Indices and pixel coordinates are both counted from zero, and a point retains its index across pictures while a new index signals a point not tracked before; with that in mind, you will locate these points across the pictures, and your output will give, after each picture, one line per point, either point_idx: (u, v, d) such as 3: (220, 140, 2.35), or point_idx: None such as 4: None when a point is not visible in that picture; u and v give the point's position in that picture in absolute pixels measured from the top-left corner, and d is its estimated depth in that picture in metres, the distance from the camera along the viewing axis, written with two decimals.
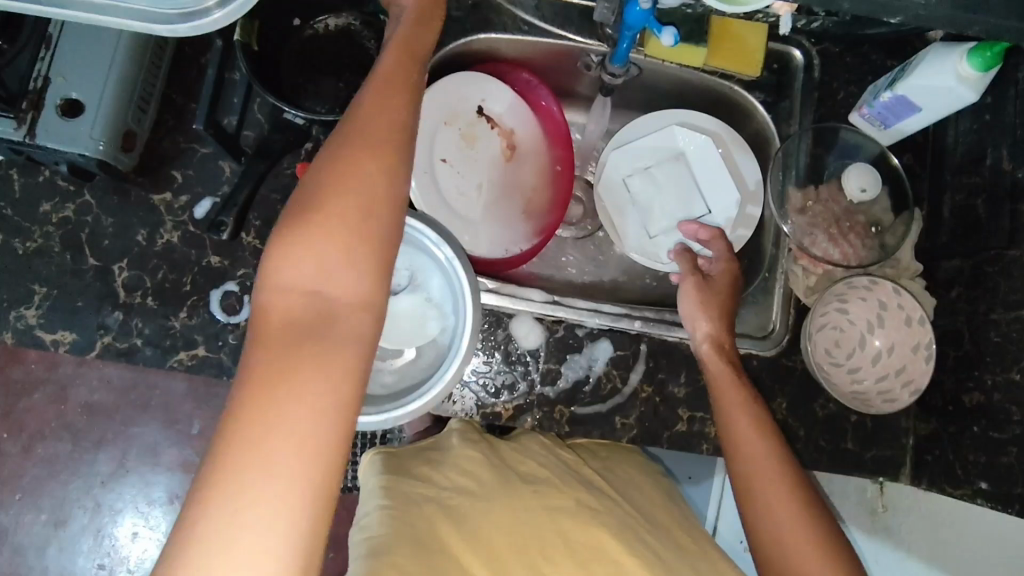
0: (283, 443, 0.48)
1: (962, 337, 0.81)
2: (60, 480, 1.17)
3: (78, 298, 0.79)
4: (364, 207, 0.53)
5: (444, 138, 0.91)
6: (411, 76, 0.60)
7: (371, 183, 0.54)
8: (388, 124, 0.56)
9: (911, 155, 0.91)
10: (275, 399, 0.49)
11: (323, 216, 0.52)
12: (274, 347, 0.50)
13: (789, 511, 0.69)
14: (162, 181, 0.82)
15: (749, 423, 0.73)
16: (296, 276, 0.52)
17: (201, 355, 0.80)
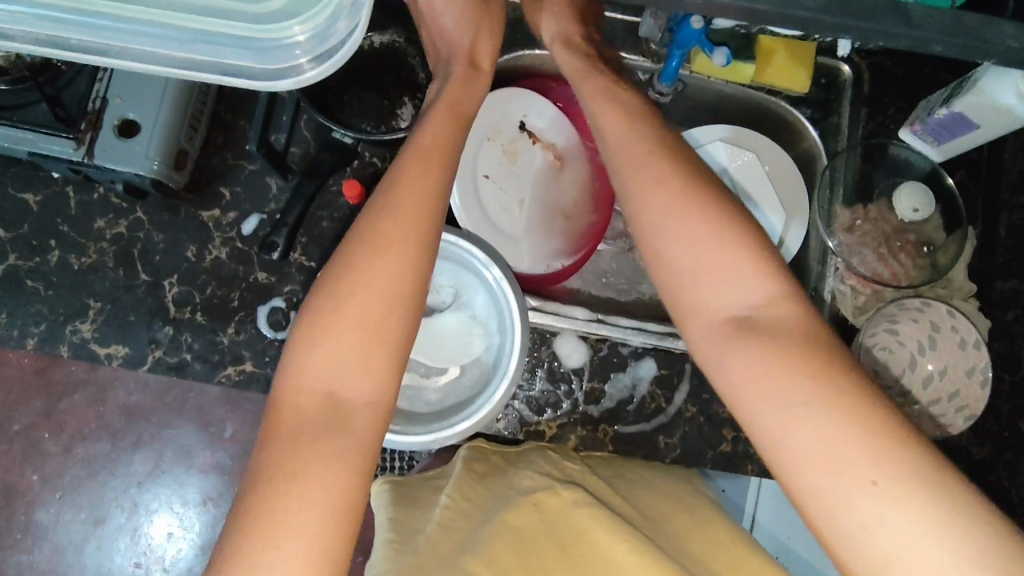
0: (292, 535, 0.49)
1: (1019, 361, 0.79)
2: (99, 480, 1.19)
3: (130, 313, 0.81)
4: (378, 303, 0.56)
5: (486, 155, 0.90)
6: (449, 151, 0.63)
7: (384, 278, 0.56)
8: (410, 213, 0.59)
9: (964, 172, 0.89)
10: (282, 493, 0.50)
11: (337, 318, 0.55)
12: (289, 439, 0.52)
13: (737, 258, 0.56)
14: (211, 197, 0.84)
15: (725, 285, 0.57)
16: (312, 373, 0.55)
17: (248, 371, 0.82)
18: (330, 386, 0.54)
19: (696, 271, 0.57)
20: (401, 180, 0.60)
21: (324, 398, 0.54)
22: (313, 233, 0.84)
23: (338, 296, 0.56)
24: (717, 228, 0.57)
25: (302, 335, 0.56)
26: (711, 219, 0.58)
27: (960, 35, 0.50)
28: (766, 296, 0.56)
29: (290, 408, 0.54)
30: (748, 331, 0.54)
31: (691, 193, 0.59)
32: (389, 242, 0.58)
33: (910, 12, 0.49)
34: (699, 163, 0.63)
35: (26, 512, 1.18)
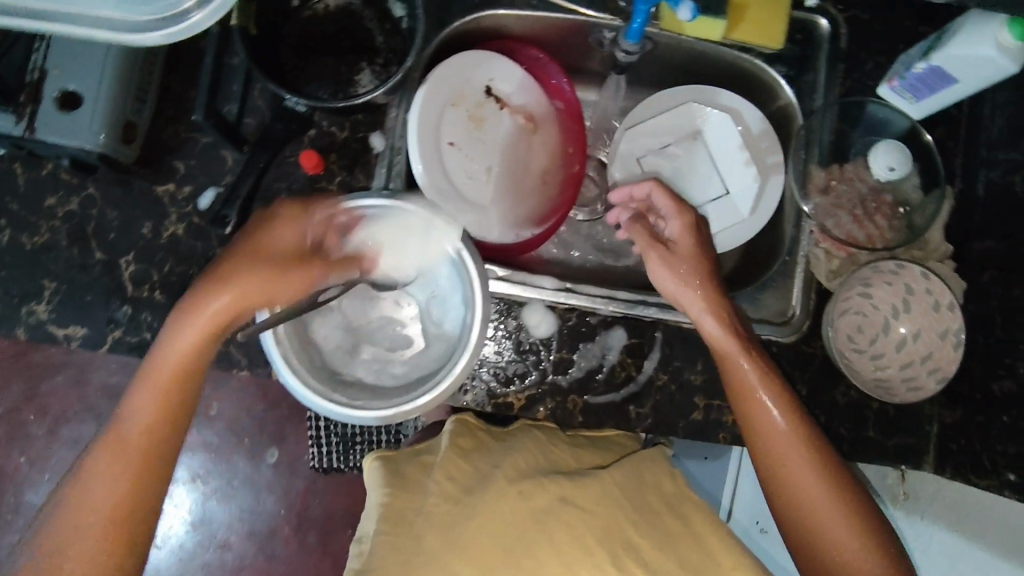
0: (133, 506, 0.66)
1: (993, 322, 0.78)
2: None
3: (86, 293, 0.80)
4: (193, 346, 0.67)
5: (451, 121, 0.87)
6: (295, 246, 0.70)
7: (185, 341, 0.66)
8: (236, 304, 0.67)
9: (943, 129, 0.86)
10: (108, 479, 0.65)
11: (179, 373, 0.67)
12: (128, 444, 0.66)
13: (839, 516, 0.68)
14: (165, 172, 0.81)
15: (807, 463, 0.69)
16: (170, 356, 0.67)
17: (210, 349, 0.80)
18: (187, 390, 0.68)
19: (794, 497, 0.69)
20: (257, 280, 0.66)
21: (189, 370, 0.67)
22: (271, 207, 0.82)
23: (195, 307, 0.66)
24: (809, 457, 0.70)
25: (178, 324, 0.66)
26: (827, 479, 0.69)
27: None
28: (847, 516, 0.68)
29: (139, 419, 0.67)
30: (846, 572, 0.67)
31: (807, 439, 0.70)
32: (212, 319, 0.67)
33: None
34: (797, 397, 0.72)
35: (13, 494, 1.18)
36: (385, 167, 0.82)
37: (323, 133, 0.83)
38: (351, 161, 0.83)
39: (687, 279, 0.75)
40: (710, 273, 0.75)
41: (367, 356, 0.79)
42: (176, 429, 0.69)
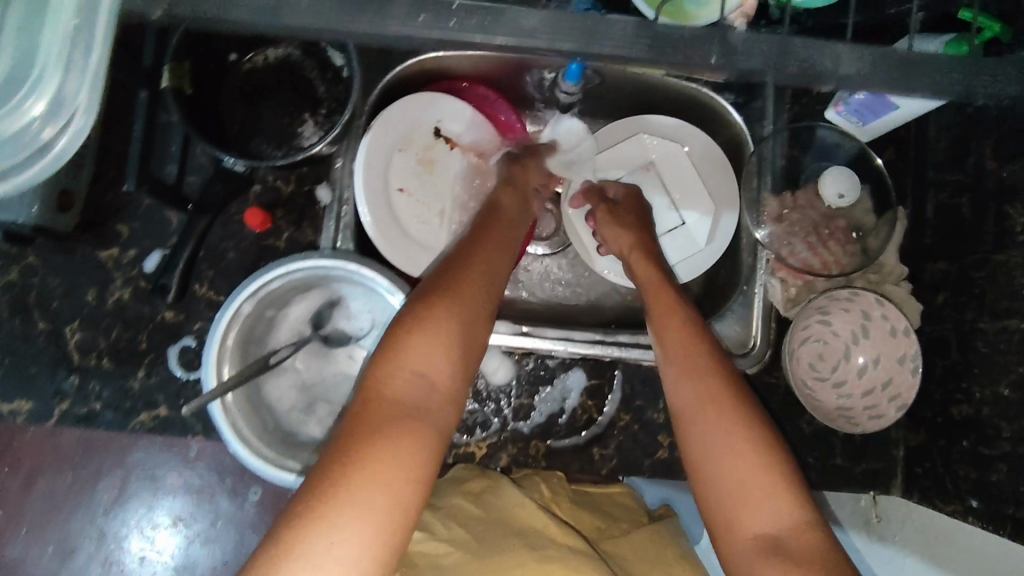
0: (362, 500, 0.46)
1: (949, 344, 0.78)
2: (67, 511, 1.01)
3: (32, 365, 0.78)
4: (462, 330, 0.59)
5: (400, 167, 0.86)
6: (517, 218, 0.77)
7: (478, 304, 0.61)
8: (489, 279, 0.65)
9: (893, 149, 0.87)
10: (366, 454, 0.48)
11: (438, 314, 0.58)
12: (380, 425, 0.51)
13: (757, 467, 0.55)
14: (107, 236, 0.79)
15: (728, 400, 0.59)
16: (411, 354, 0.55)
17: (162, 416, 0.79)
18: (418, 375, 0.54)
19: (705, 454, 0.58)
20: (484, 246, 0.69)
21: (418, 380, 0.54)
22: (218, 266, 0.81)
23: (458, 288, 0.61)
24: (735, 419, 0.58)
25: (409, 305, 0.59)
26: (756, 442, 0.57)
27: (785, 59, 0.45)
28: (760, 464, 0.55)
29: (393, 385, 0.53)
30: (772, 533, 0.53)
31: (728, 390, 0.60)
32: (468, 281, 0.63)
33: (733, 41, 0.44)
34: (737, 369, 0.63)
35: None
36: (333, 220, 0.81)
37: (268, 189, 0.82)
38: (298, 215, 0.82)
39: (620, 219, 0.82)
40: (648, 240, 0.80)
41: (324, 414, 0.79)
42: (428, 402, 0.54)
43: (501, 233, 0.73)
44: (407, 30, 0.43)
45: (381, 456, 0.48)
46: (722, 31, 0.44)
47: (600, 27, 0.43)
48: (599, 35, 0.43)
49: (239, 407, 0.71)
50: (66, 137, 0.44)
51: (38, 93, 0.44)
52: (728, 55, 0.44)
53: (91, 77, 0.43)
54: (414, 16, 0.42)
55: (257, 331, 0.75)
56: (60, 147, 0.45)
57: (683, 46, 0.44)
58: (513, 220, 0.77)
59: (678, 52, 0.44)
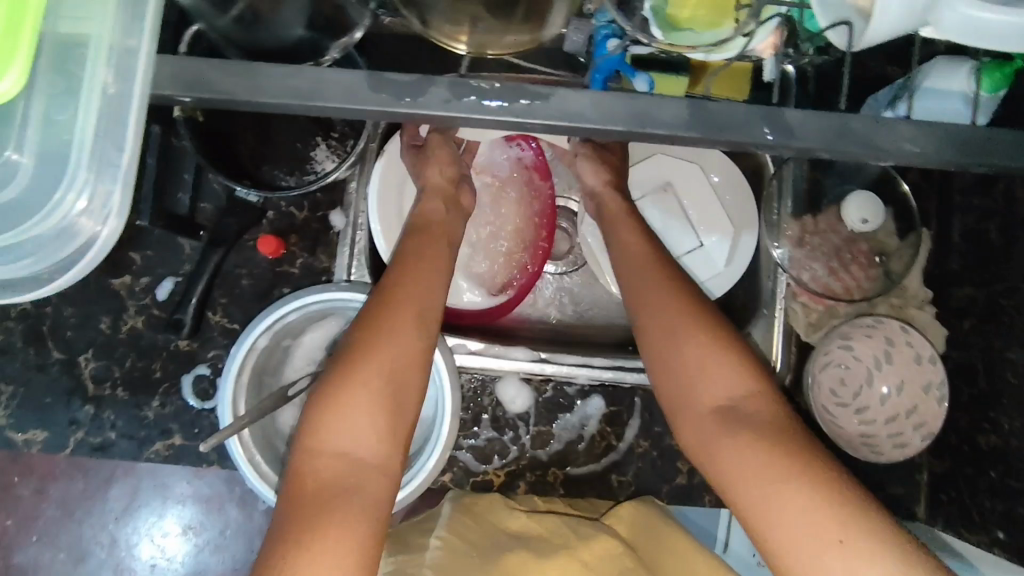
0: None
1: (976, 373, 0.76)
2: (77, 519, 1.01)
3: (45, 395, 0.77)
4: (386, 393, 0.59)
5: (414, 189, 0.84)
6: (452, 228, 0.74)
7: (403, 347, 0.61)
8: (418, 316, 0.63)
9: (918, 171, 0.84)
10: (307, 536, 0.52)
11: (359, 375, 0.58)
12: (309, 508, 0.53)
13: (725, 369, 0.61)
14: (120, 264, 0.79)
15: (697, 333, 0.63)
16: (332, 435, 0.56)
17: (177, 445, 0.78)
18: (344, 451, 0.56)
19: (681, 370, 0.63)
20: (405, 273, 0.66)
21: (340, 458, 0.56)
22: (232, 294, 0.80)
23: (373, 337, 0.60)
24: (704, 335, 0.63)
25: (328, 369, 0.60)
26: (719, 349, 0.62)
27: (844, 140, 0.41)
28: (728, 393, 0.60)
29: (320, 463, 0.56)
30: (731, 420, 0.58)
31: (688, 304, 0.66)
32: (400, 317, 0.62)
33: (789, 121, 0.41)
34: (714, 313, 0.66)
35: None
36: (348, 245, 0.80)
37: (282, 215, 0.81)
38: (312, 241, 0.81)
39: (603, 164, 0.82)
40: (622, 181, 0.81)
41: None
42: (366, 465, 0.56)
43: (431, 251, 0.69)
44: (442, 115, 0.41)
45: (317, 542, 0.51)
46: (773, 111, 0.41)
47: (650, 111, 0.40)
48: (649, 123, 0.40)
49: (254, 439, 0.70)
50: (106, 229, 0.42)
51: (72, 187, 0.41)
52: (786, 136, 0.40)
53: (124, 169, 0.41)
54: (455, 99, 0.40)
55: (273, 361, 0.75)
56: (101, 240, 0.42)
57: (737, 128, 0.40)
58: (443, 237, 0.72)
59: (731, 134, 0.40)
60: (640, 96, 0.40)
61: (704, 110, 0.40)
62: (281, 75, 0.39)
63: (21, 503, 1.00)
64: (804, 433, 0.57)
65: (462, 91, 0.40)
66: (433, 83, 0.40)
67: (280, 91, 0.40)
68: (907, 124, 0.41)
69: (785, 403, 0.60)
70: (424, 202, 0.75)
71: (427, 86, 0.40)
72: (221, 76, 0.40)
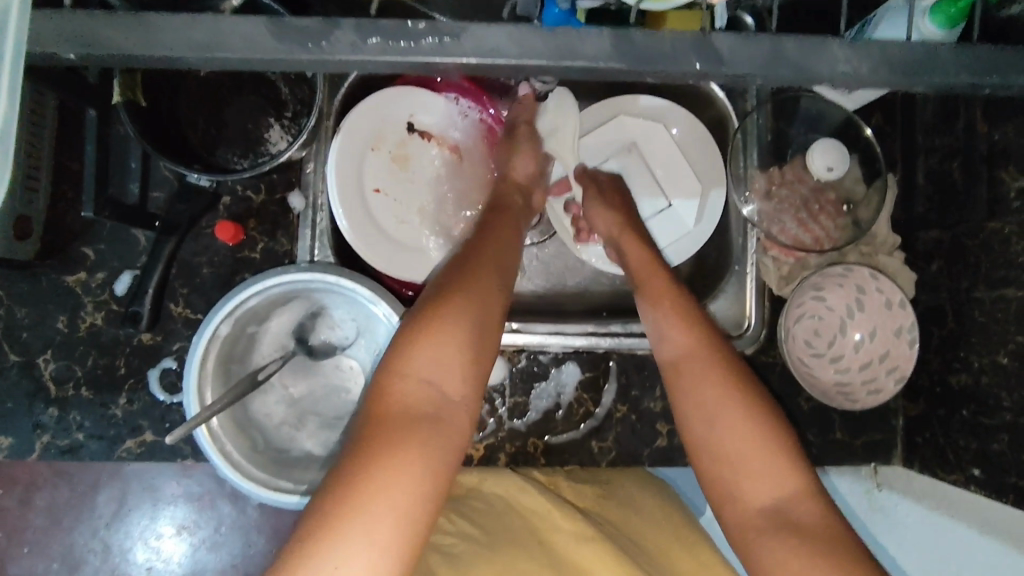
0: (386, 499, 0.47)
1: (945, 314, 0.77)
2: (65, 527, 0.99)
3: (7, 400, 0.75)
4: (476, 331, 0.57)
5: (374, 166, 0.82)
6: (519, 205, 0.75)
7: (488, 296, 0.60)
8: (495, 272, 0.63)
9: (880, 114, 0.85)
10: (389, 454, 0.49)
11: (451, 312, 0.57)
12: (392, 426, 0.51)
13: (767, 454, 0.57)
14: (74, 260, 0.76)
15: (723, 373, 0.61)
16: (423, 358, 0.54)
17: (148, 442, 0.76)
18: (431, 377, 0.54)
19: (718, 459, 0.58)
20: (488, 239, 0.67)
21: (426, 385, 0.53)
22: (193, 283, 0.78)
23: (462, 283, 0.60)
24: (756, 412, 0.59)
25: (419, 304, 0.58)
26: (769, 437, 0.57)
27: (779, 65, 0.39)
28: (756, 428, 0.58)
29: (403, 389, 0.53)
30: (777, 519, 0.54)
31: (741, 378, 0.61)
32: (481, 273, 0.62)
33: (721, 50, 0.39)
34: (736, 352, 0.63)
35: None
36: (309, 227, 0.79)
37: (238, 199, 0.78)
38: (271, 224, 0.79)
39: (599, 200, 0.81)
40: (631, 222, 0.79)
41: (315, 428, 0.77)
42: (449, 402, 0.54)
43: (504, 225, 0.71)
44: (353, 61, 0.39)
45: (397, 462, 0.49)
46: (706, 39, 0.39)
47: (578, 45, 0.39)
48: (569, 55, 0.38)
49: (225, 429, 0.68)
50: None
51: None
52: (716, 65, 0.39)
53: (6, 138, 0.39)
54: (363, 42, 0.38)
55: (238, 349, 0.73)
56: None
57: (665, 60, 0.39)
58: (518, 216, 0.74)
59: (661, 65, 0.39)
60: (562, 30, 0.38)
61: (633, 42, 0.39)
62: (175, 25, 0.37)
63: (4, 516, 0.98)
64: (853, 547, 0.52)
65: (377, 34, 0.38)
66: (341, 27, 0.38)
67: (180, 44, 0.38)
68: (844, 45, 0.39)
69: (833, 508, 0.55)
70: (500, 190, 0.78)
71: (333, 31, 0.38)
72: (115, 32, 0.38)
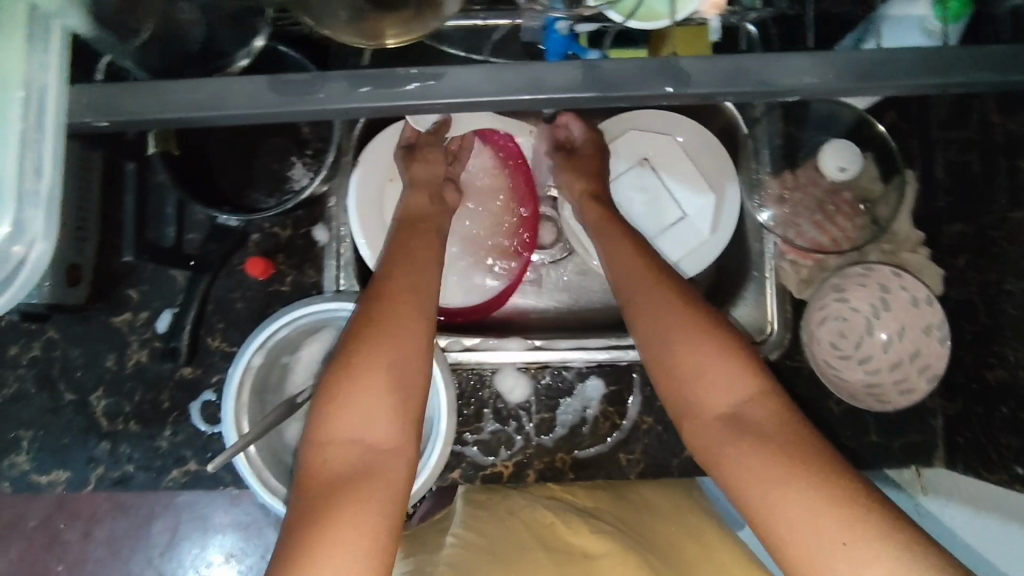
0: (331, 561, 0.49)
1: (976, 309, 0.75)
2: (122, 558, 1.03)
3: (63, 436, 0.80)
4: (390, 370, 0.59)
5: (394, 196, 0.85)
6: (439, 221, 0.76)
7: (410, 330, 0.62)
8: (413, 297, 0.64)
9: (894, 112, 0.84)
10: (327, 523, 0.51)
11: (360, 361, 0.59)
12: (328, 490, 0.53)
13: (717, 358, 0.59)
14: (120, 302, 0.81)
15: (672, 304, 0.64)
16: (342, 422, 0.57)
17: (192, 471, 0.80)
18: (356, 438, 0.56)
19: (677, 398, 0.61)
20: (397, 266, 0.68)
21: (350, 446, 0.56)
22: (228, 317, 0.82)
23: (377, 320, 0.62)
24: (707, 335, 0.60)
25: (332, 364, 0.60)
26: (721, 356, 0.59)
27: (743, 82, 0.39)
28: (706, 345, 0.60)
29: (329, 456, 0.56)
30: (736, 431, 0.55)
31: (676, 300, 0.64)
32: (400, 305, 0.63)
33: (684, 70, 0.39)
34: (693, 293, 0.66)
35: None
36: (333, 258, 0.82)
37: (267, 236, 0.83)
38: (299, 257, 0.83)
39: (572, 164, 0.83)
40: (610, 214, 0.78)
41: None
42: (380, 455, 0.56)
43: (425, 246, 0.72)
44: (332, 111, 0.41)
45: (331, 534, 0.50)
46: (669, 62, 0.39)
47: (543, 77, 0.39)
48: (543, 86, 0.39)
49: (261, 456, 0.72)
50: (35, 253, 0.43)
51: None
52: (684, 86, 0.39)
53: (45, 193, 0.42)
54: (347, 91, 0.40)
55: (272, 378, 0.76)
56: (30, 264, 0.43)
57: (631, 85, 0.39)
58: (435, 232, 0.75)
59: (625, 91, 0.39)
60: (530, 62, 0.39)
61: (596, 70, 0.39)
62: (178, 87, 0.40)
63: (66, 547, 1.03)
64: (811, 442, 0.53)
65: (362, 79, 0.40)
66: (327, 78, 0.40)
67: (176, 105, 0.41)
68: (804, 55, 0.39)
69: (790, 406, 0.56)
70: (411, 195, 0.77)
71: (319, 82, 0.40)
72: (132, 98, 0.41)
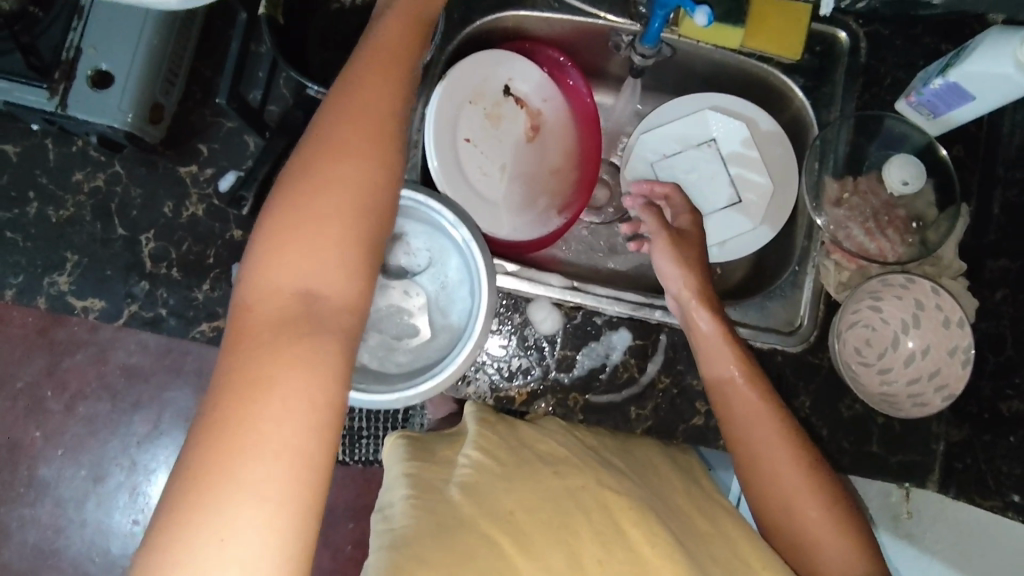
0: (258, 447, 0.47)
1: (1003, 342, 0.77)
2: (100, 438, 1.19)
3: (107, 266, 0.81)
4: (349, 215, 0.54)
5: (469, 117, 0.87)
6: (401, 49, 0.61)
7: (359, 166, 0.55)
8: (376, 116, 0.57)
9: (961, 146, 0.86)
10: (256, 392, 0.48)
11: (310, 206, 0.53)
12: (258, 343, 0.50)
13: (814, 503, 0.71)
14: (189, 154, 0.84)
15: (778, 429, 0.72)
16: (283, 270, 0.52)
17: (221, 328, 0.82)
18: (301, 288, 0.52)
19: (792, 515, 0.71)
20: (359, 76, 0.58)
21: (284, 293, 0.52)
22: None
23: (333, 144, 0.55)
24: (811, 477, 0.71)
25: (277, 202, 0.53)
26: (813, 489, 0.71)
27: None
28: (801, 482, 0.71)
29: (264, 305, 0.52)
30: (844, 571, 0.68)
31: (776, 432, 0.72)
32: (357, 133, 0.56)
33: None
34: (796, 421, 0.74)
35: (28, 468, 1.18)
36: None
37: None
38: None
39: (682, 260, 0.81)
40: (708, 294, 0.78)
41: (374, 343, 0.78)
42: (339, 312, 0.53)
43: (384, 62, 0.59)
44: None
45: (260, 403, 0.48)
46: None
47: None
48: None
49: None
50: None
51: None
52: None
53: None
54: None
55: None
56: None
57: None
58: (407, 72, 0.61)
59: None
60: None
61: None
62: None
63: (48, 416, 1.18)
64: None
65: None
66: None
67: None
68: None
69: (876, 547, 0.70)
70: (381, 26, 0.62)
71: None
72: None
